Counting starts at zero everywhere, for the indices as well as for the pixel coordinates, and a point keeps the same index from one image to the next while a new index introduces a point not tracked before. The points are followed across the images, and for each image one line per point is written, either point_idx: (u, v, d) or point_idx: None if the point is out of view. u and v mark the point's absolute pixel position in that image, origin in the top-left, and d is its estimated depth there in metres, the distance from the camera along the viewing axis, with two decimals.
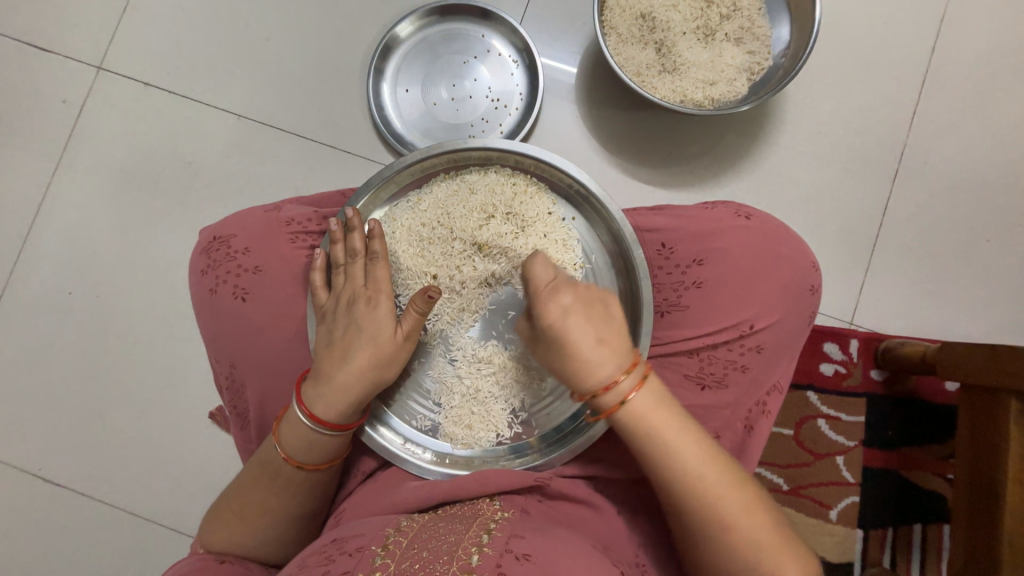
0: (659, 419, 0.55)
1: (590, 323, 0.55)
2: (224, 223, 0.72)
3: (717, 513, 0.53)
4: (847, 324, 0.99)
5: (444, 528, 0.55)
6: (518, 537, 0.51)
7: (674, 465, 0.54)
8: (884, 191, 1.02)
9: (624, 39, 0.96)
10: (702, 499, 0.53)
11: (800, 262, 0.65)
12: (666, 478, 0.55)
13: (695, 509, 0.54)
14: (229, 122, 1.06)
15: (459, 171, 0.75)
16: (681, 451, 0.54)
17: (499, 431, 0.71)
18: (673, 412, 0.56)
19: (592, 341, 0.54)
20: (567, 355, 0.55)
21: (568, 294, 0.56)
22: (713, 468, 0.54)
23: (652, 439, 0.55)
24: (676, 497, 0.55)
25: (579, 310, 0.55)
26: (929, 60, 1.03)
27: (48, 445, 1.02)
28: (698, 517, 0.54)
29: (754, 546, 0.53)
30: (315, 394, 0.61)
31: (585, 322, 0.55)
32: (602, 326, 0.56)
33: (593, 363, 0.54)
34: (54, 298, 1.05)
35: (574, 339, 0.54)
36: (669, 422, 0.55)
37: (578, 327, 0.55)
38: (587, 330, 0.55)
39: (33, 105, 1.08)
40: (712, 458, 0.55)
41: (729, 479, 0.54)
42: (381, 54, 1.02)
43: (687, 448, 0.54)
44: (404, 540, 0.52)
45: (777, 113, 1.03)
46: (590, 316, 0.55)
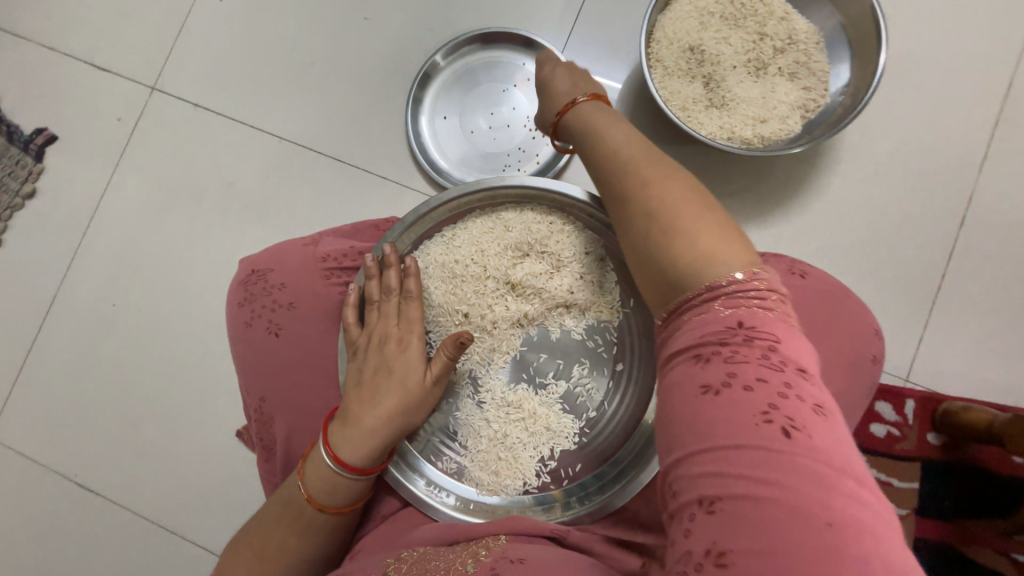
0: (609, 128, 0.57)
1: (573, 78, 0.67)
2: (262, 255, 0.72)
3: (683, 240, 0.45)
4: (902, 381, 0.92)
5: (444, 553, 0.56)
6: (513, 548, 0.53)
7: (609, 133, 0.57)
8: (949, 239, 0.94)
9: (670, 72, 0.93)
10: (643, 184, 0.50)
11: (862, 329, 0.60)
12: (634, 226, 0.49)
13: (657, 225, 0.47)
14: (271, 144, 1.08)
15: (494, 206, 0.73)
16: (625, 145, 0.54)
17: (526, 479, 0.68)
18: (634, 132, 0.56)
19: (597, 112, 0.60)
20: (568, 117, 0.63)
21: (559, 93, 0.66)
22: (655, 165, 0.51)
23: (625, 179, 0.52)
24: (615, 174, 0.53)
25: (589, 104, 0.62)
26: (1004, 99, 0.96)
27: (85, 451, 1.05)
28: (631, 192, 0.50)
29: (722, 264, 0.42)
30: (342, 436, 0.60)
31: (568, 74, 0.68)
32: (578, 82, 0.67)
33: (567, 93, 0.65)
34: (99, 309, 1.08)
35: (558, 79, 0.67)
36: (619, 134, 0.56)
37: (585, 108, 0.62)
38: (592, 111, 0.61)
39: (91, 122, 1.13)
40: (668, 172, 0.50)
41: (706, 213, 0.46)
42: (421, 83, 1.02)
43: (629, 142, 0.54)
44: (407, 564, 0.54)
45: (831, 151, 0.97)
46: (597, 108, 0.61)
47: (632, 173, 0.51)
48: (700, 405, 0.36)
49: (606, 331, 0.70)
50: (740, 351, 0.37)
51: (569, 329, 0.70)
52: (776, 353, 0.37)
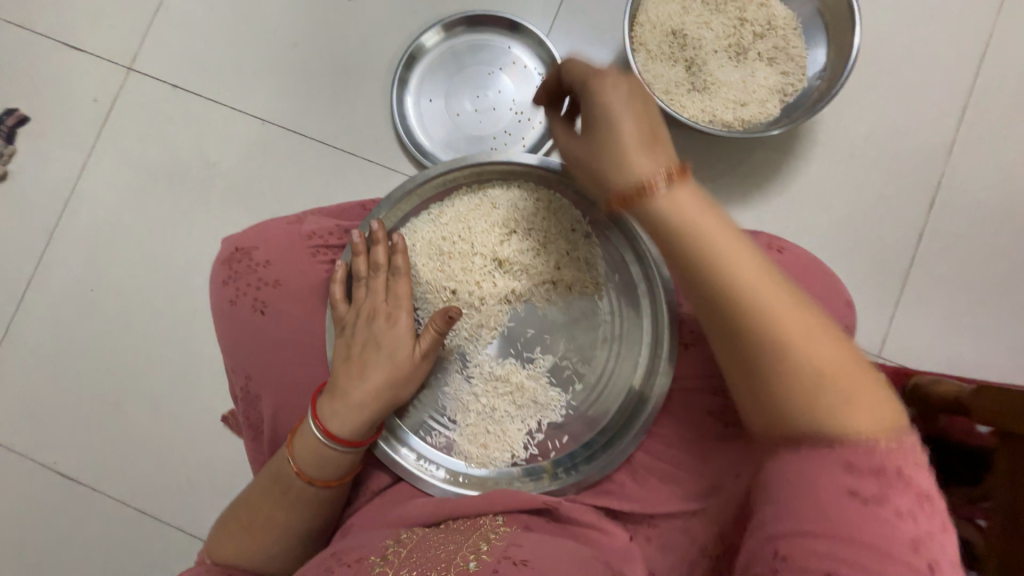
0: (709, 222, 0.44)
1: (637, 115, 0.50)
2: (246, 233, 0.72)
3: (821, 394, 0.39)
4: (875, 358, 0.96)
5: (444, 540, 0.55)
6: (516, 545, 0.51)
7: (709, 228, 0.44)
8: (919, 219, 0.98)
9: (654, 56, 0.94)
10: (768, 316, 0.41)
11: (836, 301, 0.63)
12: (765, 386, 0.41)
13: (789, 375, 0.40)
14: (254, 125, 1.07)
15: (481, 184, 0.74)
16: (734, 253, 0.43)
17: (515, 451, 0.69)
18: (731, 223, 0.45)
19: (698, 212, 0.45)
20: (655, 212, 0.46)
21: (634, 149, 0.48)
22: (778, 283, 0.42)
23: (748, 309, 0.41)
24: (733, 310, 0.42)
25: (680, 184, 0.46)
26: (971, 85, 0.99)
27: (65, 439, 1.03)
28: (768, 351, 0.41)
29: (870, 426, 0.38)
30: (330, 410, 0.60)
31: (628, 103, 0.50)
32: (644, 131, 0.49)
33: (633, 155, 0.48)
34: (77, 293, 1.06)
35: (614, 109, 0.50)
36: (725, 232, 0.44)
37: (679, 198, 0.45)
38: (691, 204, 0.45)
39: (65, 103, 1.10)
40: (793, 296, 0.42)
41: (842, 354, 0.40)
42: (406, 64, 1.01)
43: (739, 249, 0.43)
44: (404, 551, 0.52)
45: (809, 135, 1.00)
46: (690, 192, 0.46)
47: (764, 316, 0.41)
48: (846, 507, 0.36)
49: (592, 306, 0.71)
50: (899, 490, 0.36)
51: (555, 305, 0.71)
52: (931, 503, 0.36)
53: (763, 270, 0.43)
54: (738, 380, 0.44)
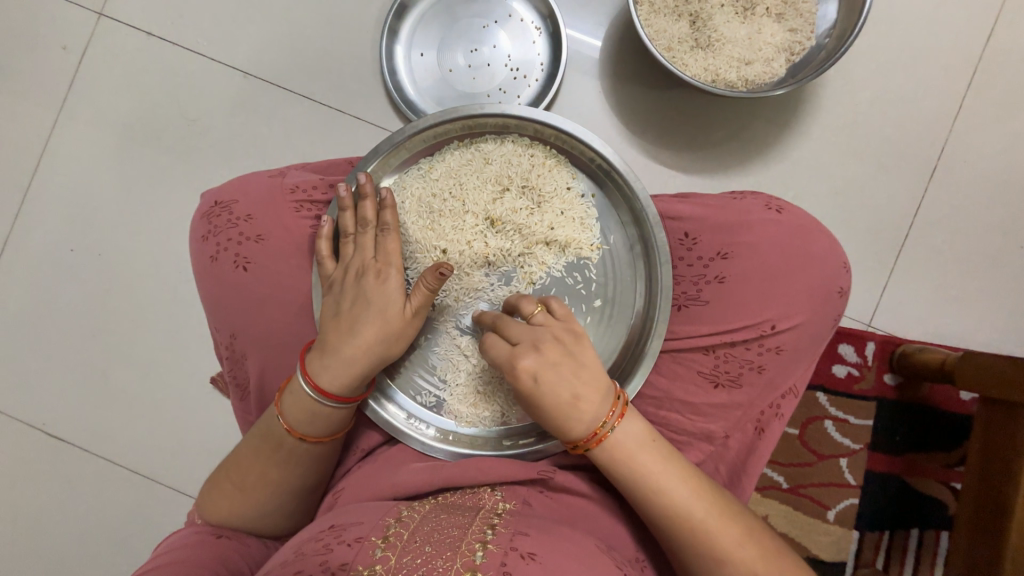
0: (643, 458, 0.55)
1: (565, 379, 0.56)
2: (227, 187, 0.69)
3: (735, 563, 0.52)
4: (865, 326, 0.96)
5: (446, 519, 0.53)
6: (522, 534, 0.50)
7: (642, 461, 0.55)
8: (919, 189, 0.96)
9: (657, 10, 0.90)
10: (693, 528, 0.53)
11: (831, 262, 0.62)
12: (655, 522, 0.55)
13: (716, 562, 0.52)
14: (235, 79, 1.01)
15: (474, 138, 0.71)
16: (657, 475, 0.54)
17: (505, 412, 0.69)
18: (655, 442, 0.56)
19: (568, 398, 0.55)
20: (544, 410, 0.56)
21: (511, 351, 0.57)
22: (700, 499, 0.54)
23: (631, 470, 0.55)
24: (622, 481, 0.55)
25: (544, 370, 0.56)
26: (983, 49, 0.96)
27: (52, 400, 1.02)
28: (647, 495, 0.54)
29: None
30: (320, 365, 0.59)
31: (558, 377, 0.56)
32: (576, 373, 0.56)
33: (572, 409, 0.55)
34: (57, 253, 1.03)
35: (553, 396, 0.55)
36: (656, 461, 0.55)
37: (550, 386, 0.55)
38: (560, 387, 0.55)
39: (32, 50, 1.03)
40: (705, 496, 0.54)
41: (745, 528, 0.53)
42: (396, 14, 0.96)
43: (662, 469, 0.55)
44: (405, 532, 0.50)
45: (813, 99, 0.96)
46: (558, 372, 0.56)
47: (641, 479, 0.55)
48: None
49: (585, 268, 0.69)
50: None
51: (549, 267, 0.69)
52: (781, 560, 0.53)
53: (633, 433, 0.56)
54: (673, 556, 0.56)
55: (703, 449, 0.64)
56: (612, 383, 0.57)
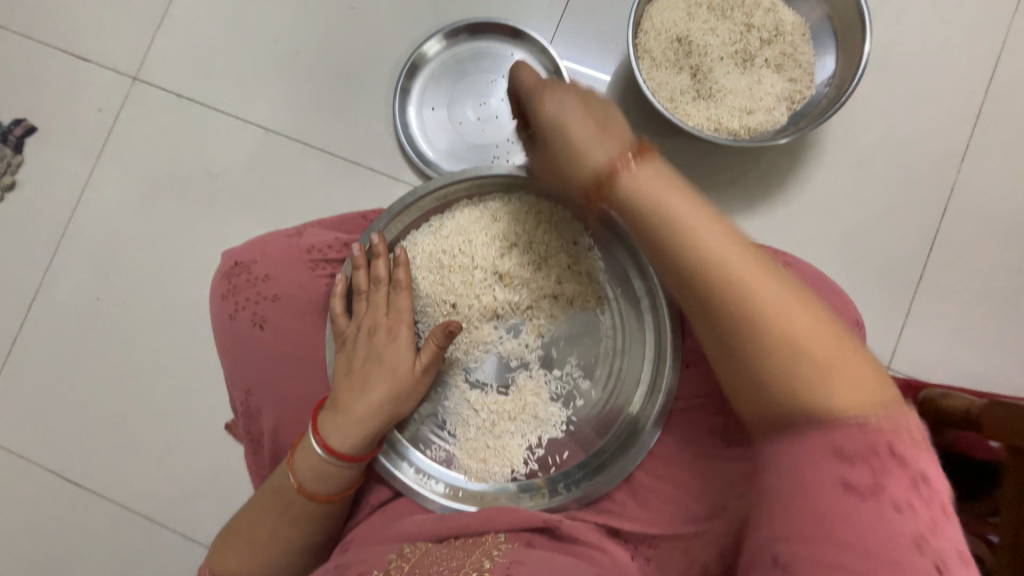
0: (732, 254, 0.43)
1: (588, 122, 0.53)
2: (247, 247, 0.72)
3: (805, 389, 0.39)
4: (885, 370, 0.94)
5: (445, 556, 0.55)
6: (518, 563, 0.52)
7: (707, 241, 0.44)
8: (930, 229, 0.96)
9: (658, 63, 0.93)
10: (735, 277, 0.42)
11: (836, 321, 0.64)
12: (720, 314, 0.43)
13: (773, 360, 0.40)
14: (256, 135, 1.07)
15: (482, 196, 0.73)
16: (735, 261, 0.43)
17: (515, 468, 0.69)
18: (742, 243, 0.44)
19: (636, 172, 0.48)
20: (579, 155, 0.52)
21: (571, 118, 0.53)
22: (801, 309, 0.41)
23: (698, 246, 0.44)
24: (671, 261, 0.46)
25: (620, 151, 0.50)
26: (986, 91, 0.97)
27: (72, 447, 1.04)
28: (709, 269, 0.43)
29: (861, 408, 0.37)
30: (332, 424, 0.60)
31: (580, 112, 0.54)
32: (652, 167, 0.49)
33: (583, 129, 0.53)
34: (83, 302, 1.07)
35: (561, 117, 0.54)
36: (746, 264, 0.43)
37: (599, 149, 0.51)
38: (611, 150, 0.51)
39: (71, 112, 1.11)
40: (809, 310, 0.41)
41: (823, 335, 0.40)
42: (408, 73, 1.01)
43: (745, 262, 0.43)
44: (406, 566, 0.53)
45: (816, 143, 0.98)
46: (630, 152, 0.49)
47: (701, 245, 0.44)
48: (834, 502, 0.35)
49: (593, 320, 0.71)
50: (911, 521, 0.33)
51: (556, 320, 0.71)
52: (926, 485, 0.35)
53: (720, 227, 0.45)
54: (719, 360, 0.44)
55: None
56: (640, 136, 0.51)
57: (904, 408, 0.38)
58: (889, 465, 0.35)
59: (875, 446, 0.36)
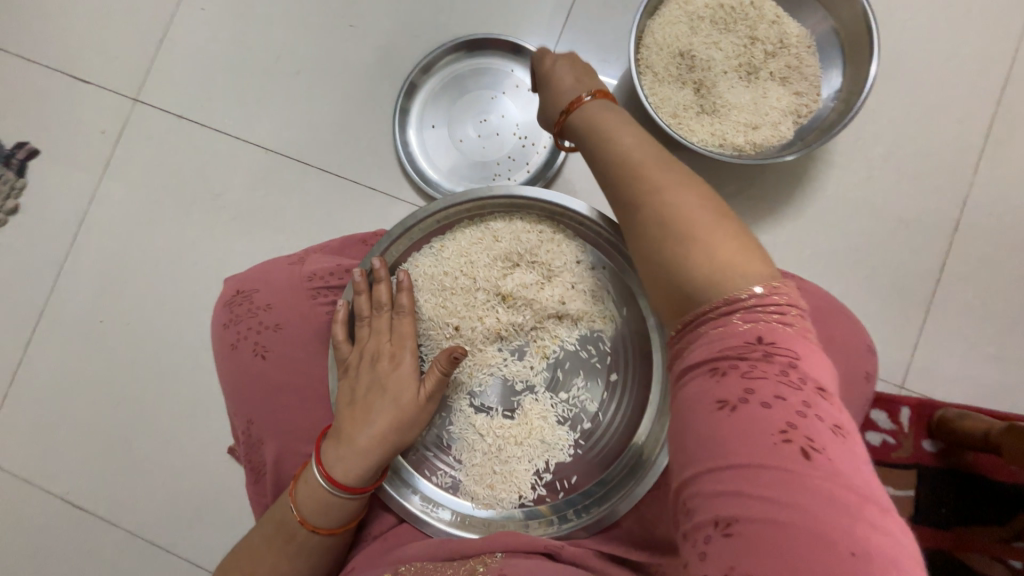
0: (657, 175, 0.49)
1: (580, 84, 0.64)
2: (247, 275, 0.71)
3: (693, 250, 0.44)
4: (896, 389, 0.91)
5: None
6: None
7: (646, 168, 0.50)
8: (943, 242, 0.94)
9: (660, 78, 0.91)
10: (656, 193, 0.48)
11: (856, 344, 0.60)
12: (644, 228, 0.48)
13: (673, 225, 0.45)
14: (257, 155, 1.07)
15: (483, 217, 0.72)
16: (664, 182, 0.48)
17: (522, 493, 0.68)
18: (674, 170, 0.50)
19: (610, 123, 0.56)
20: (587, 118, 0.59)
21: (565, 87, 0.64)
22: (715, 219, 0.45)
23: (637, 171, 0.50)
24: (615, 176, 0.52)
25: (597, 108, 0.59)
26: (999, 100, 0.95)
27: (76, 470, 1.04)
28: (642, 189, 0.49)
29: (736, 267, 0.42)
30: (335, 456, 0.59)
31: (574, 75, 0.65)
32: (621, 119, 0.56)
33: (572, 85, 0.64)
34: (87, 325, 1.07)
35: (558, 74, 0.65)
36: (672, 183, 0.48)
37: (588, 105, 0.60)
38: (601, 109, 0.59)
39: (73, 134, 1.11)
40: (723, 223, 0.45)
41: (724, 223, 0.45)
42: (407, 92, 1.00)
43: (672, 184, 0.48)
44: None
45: (824, 156, 0.96)
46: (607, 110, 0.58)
47: (639, 176, 0.50)
48: (717, 420, 0.37)
49: (598, 341, 0.70)
50: (782, 409, 0.36)
51: (561, 340, 0.70)
52: (795, 372, 0.38)
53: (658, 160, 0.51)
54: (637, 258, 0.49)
55: None
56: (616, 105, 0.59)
57: (787, 286, 0.42)
58: (756, 362, 0.38)
59: (744, 349, 0.39)
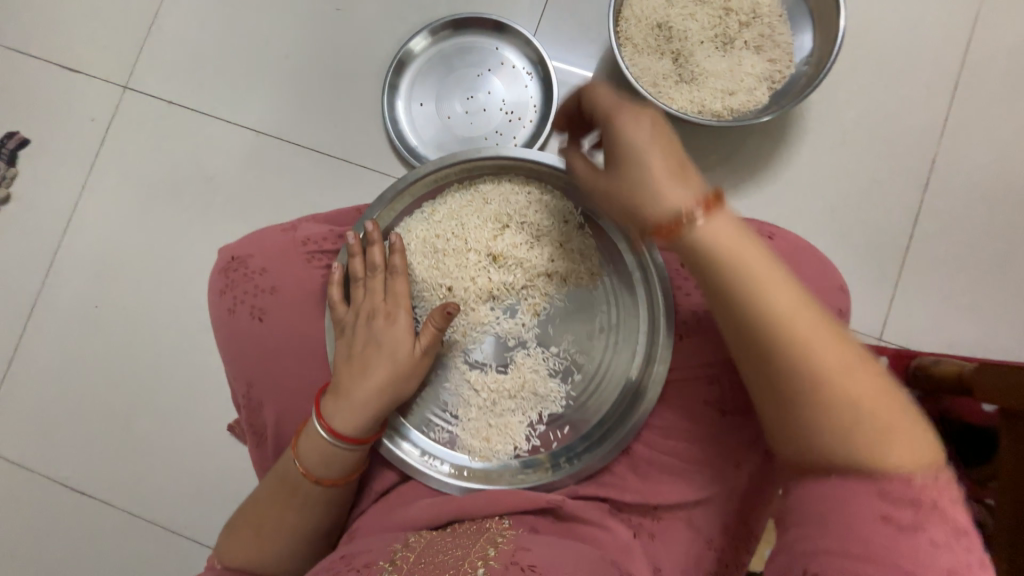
0: (786, 302, 0.45)
1: (674, 173, 0.50)
2: (243, 242, 0.73)
3: (837, 408, 0.43)
4: (876, 341, 0.96)
5: (451, 543, 0.56)
6: (524, 550, 0.53)
7: (774, 299, 0.45)
8: (915, 200, 0.98)
9: (640, 50, 0.95)
10: (800, 349, 0.44)
11: (829, 284, 0.63)
12: (775, 375, 0.45)
13: (810, 379, 0.43)
14: (248, 138, 1.08)
15: (473, 180, 0.74)
16: (806, 327, 0.44)
17: (517, 444, 0.70)
18: (803, 298, 0.46)
19: (680, 195, 0.49)
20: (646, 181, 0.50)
21: (630, 133, 0.51)
22: (849, 364, 0.43)
23: (772, 309, 0.45)
24: (742, 307, 0.46)
25: (663, 170, 0.50)
26: (962, 64, 0.99)
27: (76, 454, 1.05)
28: (776, 330, 0.44)
29: (882, 424, 0.42)
30: (335, 408, 0.61)
31: (664, 158, 0.50)
32: (689, 186, 0.49)
33: (660, 175, 0.50)
34: (82, 310, 1.08)
35: (640, 151, 0.51)
36: (806, 316, 0.45)
37: (653, 157, 0.50)
38: (665, 166, 0.50)
39: (64, 123, 1.12)
40: (860, 367, 0.44)
41: (868, 371, 0.44)
42: (395, 70, 1.02)
43: (811, 324, 0.44)
44: (412, 555, 0.53)
45: (799, 122, 1.00)
46: (676, 177, 0.50)
47: (771, 304, 0.45)
48: (873, 528, 0.39)
49: (587, 296, 0.72)
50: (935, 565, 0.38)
51: (551, 297, 0.72)
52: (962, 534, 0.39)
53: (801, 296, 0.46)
54: (769, 396, 0.46)
55: (722, 479, 0.62)
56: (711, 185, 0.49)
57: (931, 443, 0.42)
58: (933, 517, 0.39)
59: (920, 500, 0.40)
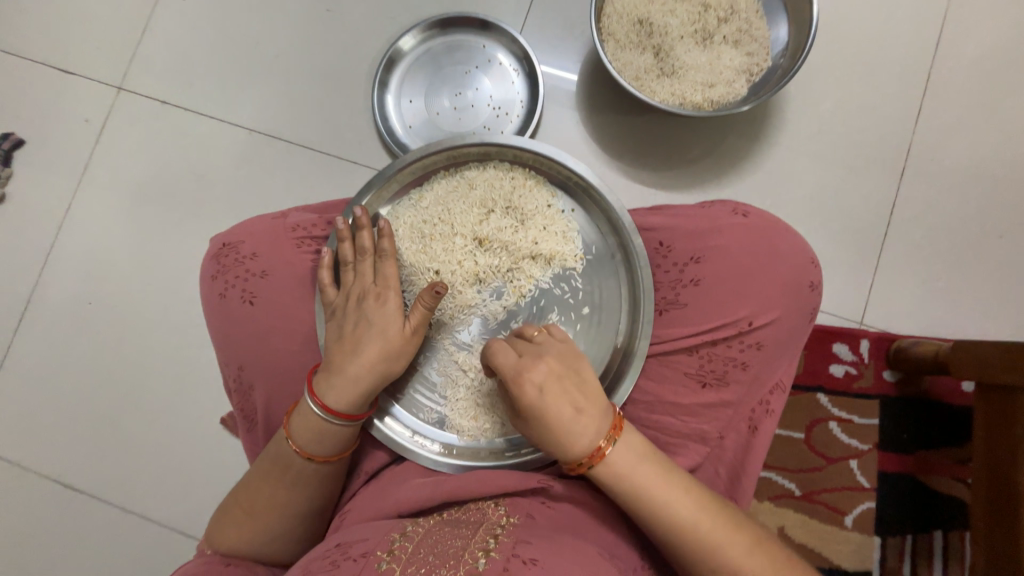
0: (644, 474, 0.54)
1: (568, 394, 0.56)
2: (233, 229, 0.74)
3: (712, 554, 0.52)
4: (858, 324, 0.97)
5: (449, 532, 0.54)
6: (524, 543, 0.50)
7: (640, 477, 0.54)
8: (891, 188, 1.00)
9: (622, 45, 0.97)
10: (663, 508, 0.54)
11: (799, 258, 0.65)
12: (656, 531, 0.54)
13: (686, 539, 0.53)
14: (240, 136, 1.10)
15: (458, 167, 0.76)
16: (665, 493, 0.54)
17: (505, 423, 0.71)
18: (656, 460, 0.56)
19: (570, 412, 0.55)
20: (565, 435, 0.55)
21: (518, 373, 0.57)
22: (705, 510, 0.54)
23: (635, 487, 0.54)
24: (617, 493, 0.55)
25: (550, 382, 0.56)
26: (933, 56, 1.02)
27: (68, 452, 1.05)
28: (644, 503, 0.54)
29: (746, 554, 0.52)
30: (327, 385, 0.62)
31: (561, 391, 0.56)
32: (578, 389, 0.57)
33: (578, 426, 0.55)
34: (75, 308, 1.09)
35: (552, 411, 0.55)
36: (659, 479, 0.54)
37: (553, 400, 0.55)
38: (563, 400, 0.56)
39: (57, 124, 1.14)
40: (710, 508, 0.54)
41: (721, 521, 0.53)
42: (385, 67, 1.05)
43: (670, 488, 0.54)
44: (410, 546, 0.51)
45: (778, 114, 1.02)
46: (562, 384, 0.56)
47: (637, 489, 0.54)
48: None
49: (571, 278, 0.73)
50: None
51: (536, 280, 0.73)
52: None
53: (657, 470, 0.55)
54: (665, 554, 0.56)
55: (700, 451, 0.65)
56: (609, 402, 0.57)
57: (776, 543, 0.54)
58: None
59: None
